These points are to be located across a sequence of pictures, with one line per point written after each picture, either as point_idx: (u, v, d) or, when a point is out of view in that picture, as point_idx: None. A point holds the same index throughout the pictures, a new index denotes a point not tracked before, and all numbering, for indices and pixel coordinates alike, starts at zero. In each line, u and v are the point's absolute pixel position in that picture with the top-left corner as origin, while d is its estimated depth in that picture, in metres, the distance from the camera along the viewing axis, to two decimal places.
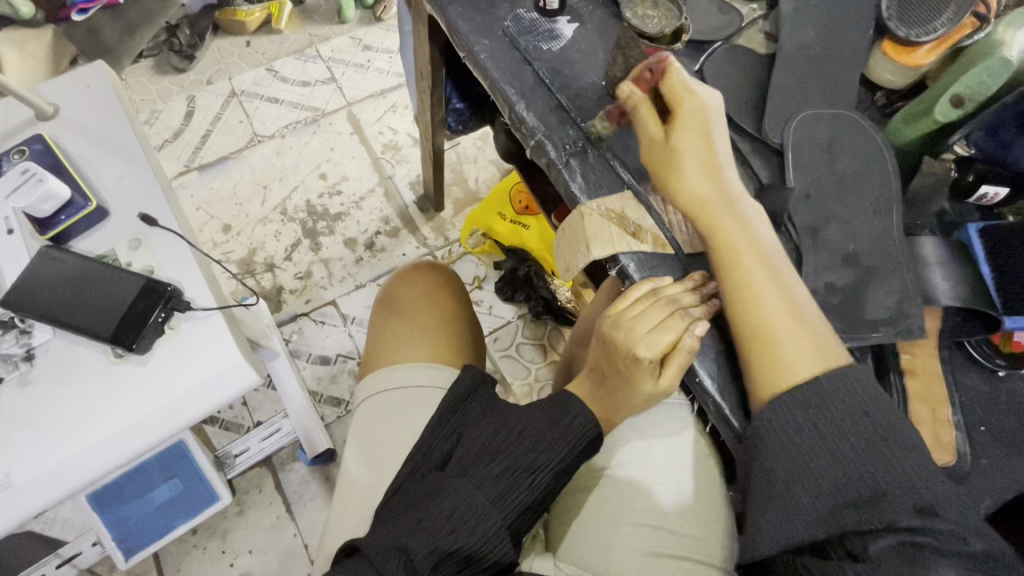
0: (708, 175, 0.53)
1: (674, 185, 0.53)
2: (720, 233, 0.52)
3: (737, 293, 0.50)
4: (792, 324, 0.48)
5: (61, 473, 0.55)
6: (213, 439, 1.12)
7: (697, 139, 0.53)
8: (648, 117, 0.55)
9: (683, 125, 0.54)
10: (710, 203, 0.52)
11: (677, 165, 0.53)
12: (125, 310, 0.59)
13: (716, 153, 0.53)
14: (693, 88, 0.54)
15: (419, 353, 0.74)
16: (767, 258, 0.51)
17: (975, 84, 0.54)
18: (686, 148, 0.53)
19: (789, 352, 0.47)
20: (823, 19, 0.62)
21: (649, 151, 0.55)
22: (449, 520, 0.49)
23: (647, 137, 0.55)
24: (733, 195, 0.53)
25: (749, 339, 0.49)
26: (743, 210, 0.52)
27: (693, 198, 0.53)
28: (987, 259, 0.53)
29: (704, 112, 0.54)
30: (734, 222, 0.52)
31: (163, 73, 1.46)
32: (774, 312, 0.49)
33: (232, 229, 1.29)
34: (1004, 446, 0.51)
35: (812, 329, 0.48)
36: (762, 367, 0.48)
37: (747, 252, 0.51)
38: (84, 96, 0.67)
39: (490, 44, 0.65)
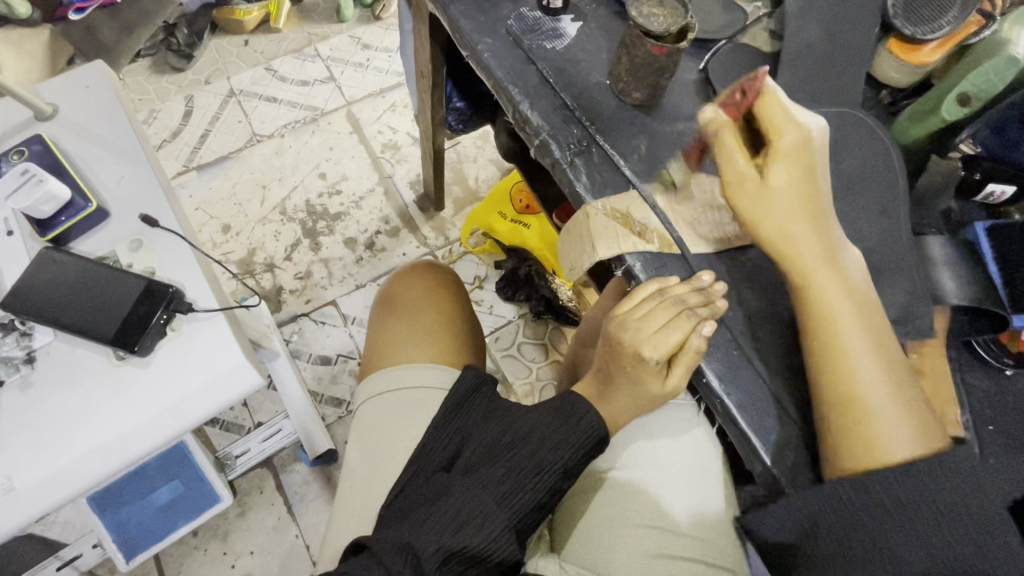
0: (806, 222, 0.49)
1: (768, 231, 0.50)
2: (816, 295, 0.50)
3: (831, 358, 0.48)
4: (888, 398, 0.47)
5: (62, 476, 0.54)
6: (213, 440, 1.12)
7: (798, 181, 0.49)
8: (736, 153, 0.50)
9: (784, 164, 0.49)
10: (807, 254, 0.50)
11: (774, 209, 0.49)
12: (126, 312, 0.58)
13: (816, 193, 0.49)
14: (795, 118, 0.49)
15: (419, 353, 0.73)
16: (864, 317, 0.49)
17: (981, 83, 0.55)
18: (784, 192, 0.49)
19: (888, 434, 0.46)
20: (830, 16, 0.61)
21: (739, 188, 0.50)
22: (454, 520, 0.49)
23: (736, 174, 0.50)
24: (831, 246, 0.50)
25: (844, 413, 0.47)
26: (840, 262, 0.50)
27: (787, 247, 0.50)
28: (994, 258, 0.52)
29: (806, 147, 0.49)
30: (833, 285, 0.49)
31: (161, 72, 1.46)
32: (871, 387, 0.48)
33: (232, 229, 1.29)
34: (1010, 444, 0.51)
35: (908, 402, 0.47)
36: (859, 445, 0.46)
37: (845, 318, 0.49)
38: (84, 96, 0.67)
39: (493, 42, 0.65)
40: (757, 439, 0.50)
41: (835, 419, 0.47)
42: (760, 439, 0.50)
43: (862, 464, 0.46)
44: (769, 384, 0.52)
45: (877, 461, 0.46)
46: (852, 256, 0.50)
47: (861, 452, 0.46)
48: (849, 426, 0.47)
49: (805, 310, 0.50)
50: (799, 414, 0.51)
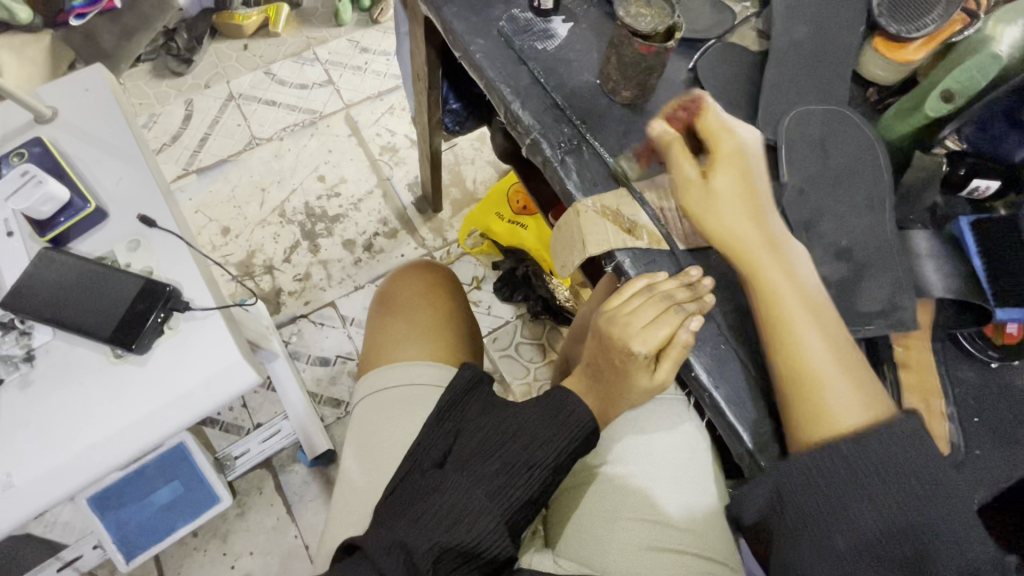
0: (750, 219, 0.52)
1: (716, 230, 0.53)
2: (763, 283, 0.51)
3: (779, 338, 0.50)
4: (836, 373, 0.48)
5: (61, 473, 0.55)
6: (213, 441, 1.12)
7: (738, 179, 0.53)
8: (683, 159, 0.54)
9: (724, 164, 0.53)
10: (753, 247, 0.52)
11: (719, 205, 0.53)
12: (123, 311, 0.59)
13: (758, 191, 0.53)
14: (731, 128, 0.55)
15: (416, 352, 0.74)
16: (808, 298, 0.51)
17: (964, 79, 0.56)
18: (728, 192, 0.53)
19: (838, 406, 0.48)
20: (816, 15, 0.62)
21: (686, 187, 0.54)
22: (447, 517, 0.49)
23: (683, 179, 0.54)
24: (774, 239, 0.52)
25: (795, 393, 0.48)
26: (784, 252, 0.52)
27: (736, 241, 0.52)
28: (979, 252, 0.53)
29: (744, 151, 0.54)
30: (778, 271, 0.51)
31: (162, 76, 1.47)
32: (819, 364, 0.49)
33: (232, 231, 1.30)
34: (997, 436, 0.51)
35: (856, 374, 0.49)
36: (811, 418, 0.48)
37: (791, 302, 0.50)
38: (83, 99, 0.68)
39: (485, 43, 0.66)
40: (746, 432, 0.50)
41: (787, 398, 0.49)
42: (748, 432, 0.50)
43: (816, 433, 0.47)
44: (756, 377, 0.52)
45: (832, 431, 0.47)
46: (796, 246, 0.52)
47: (815, 426, 0.47)
48: (801, 404, 0.48)
49: (755, 298, 0.52)
50: None
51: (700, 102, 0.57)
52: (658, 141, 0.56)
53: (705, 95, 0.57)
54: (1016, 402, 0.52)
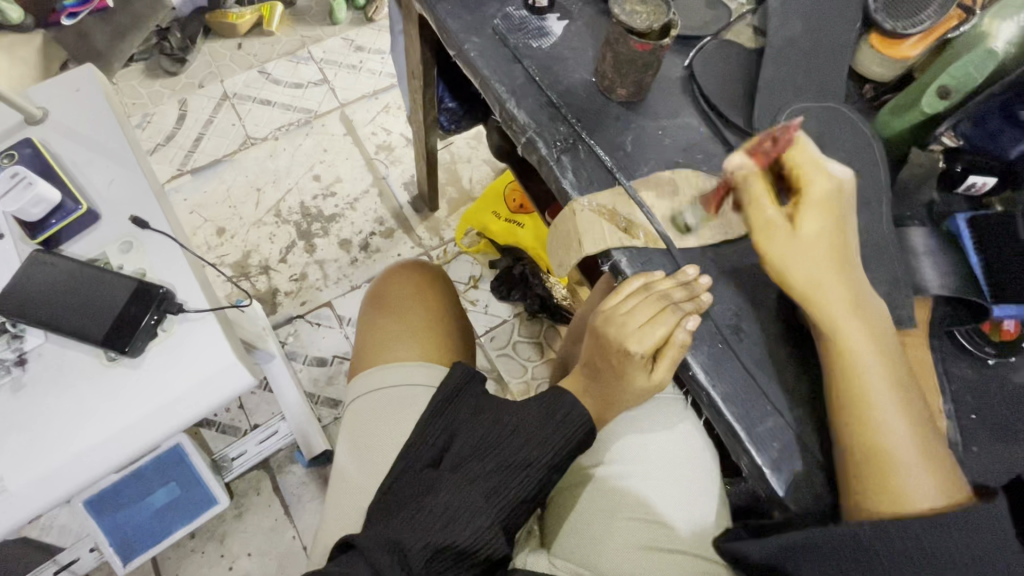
0: (836, 271, 0.50)
1: (796, 279, 0.50)
2: (844, 342, 0.49)
3: (855, 401, 0.48)
4: (912, 447, 0.47)
5: (54, 477, 0.55)
6: (210, 442, 1.12)
7: (826, 228, 0.50)
8: (767, 201, 0.51)
9: (812, 211, 0.50)
10: (836, 303, 0.49)
11: (802, 256, 0.50)
12: (116, 315, 0.58)
13: (843, 242, 0.50)
14: (823, 169, 0.51)
15: (408, 352, 0.74)
16: (887, 362, 0.49)
17: (961, 76, 0.55)
18: (815, 241, 0.50)
19: (911, 481, 0.46)
20: (811, 12, 0.62)
21: (769, 231, 0.50)
22: (442, 517, 0.49)
23: (766, 221, 0.51)
24: (856, 295, 0.50)
25: (869, 466, 0.47)
26: (866, 309, 0.50)
27: (816, 291, 0.49)
28: (975, 248, 0.54)
29: (836, 197, 0.51)
30: (860, 332, 0.49)
31: (155, 76, 1.46)
32: (896, 437, 0.47)
33: (227, 231, 1.29)
34: (992, 432, 0.51)
35: (930, 449, 0.47)
36: (882, 491, 0.46)
37: (870, 365, 0.49)
38: (73, 99, 0.67)
39: (480, 41, 0.65)
40: (743, 431, 0.50)
41: (856, 468, 0.47)
42: (746, 431, 0.50)
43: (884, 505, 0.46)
44: (753, 375, 0.52)
45: (903, 509, 0.46)
46: (875, 304, 0.50)
47: (883, 499, 0.46)
48: (874, 479, 0.46)
49: (829, 355, 0.50)
50: (783, 404, 0.51)
51: (791, 134, 0.52)
52: (739, 178, 0.52)
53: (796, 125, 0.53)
54: (1012, 399, 0.52)
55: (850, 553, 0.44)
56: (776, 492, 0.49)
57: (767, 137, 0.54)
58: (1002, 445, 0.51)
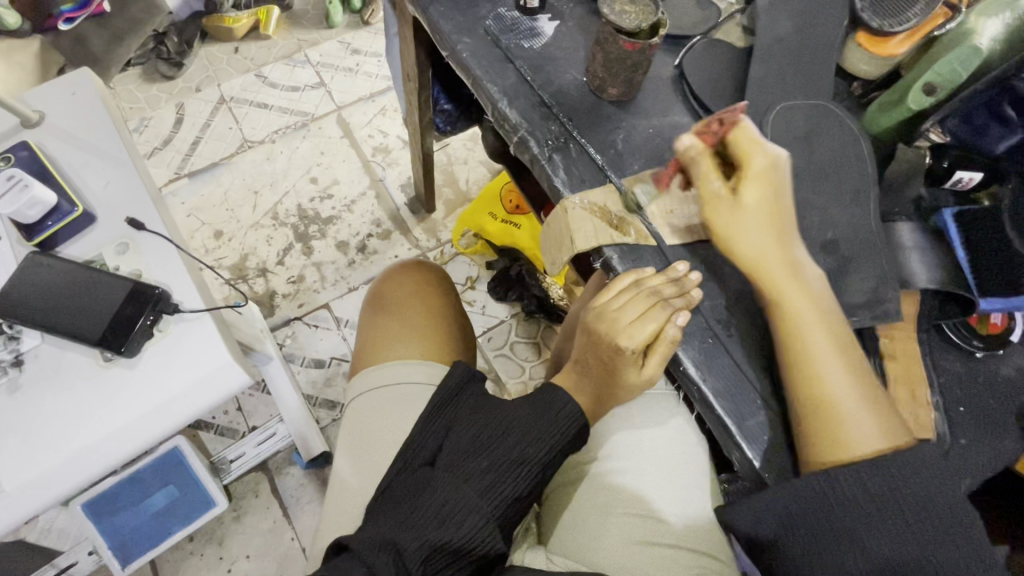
0: (777, 240, 0.51)
1: (742, 250, 0.51)
2: (786, 309, 0.50)
3: (795, 358, 0.49)
4: (856, 400, 0.48)
5: (51, 478, 0.55)
6: (208, 445, 1.12)
7: (767, 199, 0.51)
8: (712, 175, 0.52)
9: (754, 182, 0.51)
10: (778, 272, 0.51)
11: (745, 226, 0.51)
12: (112, 315, 0.59)
13: (784, 212, 0.52)
14: (762, 142, 0.52)
15: (407, 350, 0.74)
16: (829, 323, 0.50)
17: (946, 73, 0.56)
18: (755, 211, 0.51)
19: (854, 432, 0.47)
20: (799, 11, 0.63)
21: (713, 204, 0.52)
22: (437, 515, 0.49)
23: (710, 195, 0.52)
24: (797, 263, 0.51)
25: (814, 422, 0.48)
26: (804, 276, 0.51)
27: (759, 258, 0.51)
28: (962, 243, 0.54)
29: (775, 168, 0.52)
30: (801, 297, 0.50)
31: (152, 80, 1.47)
32: (840, 393, 0.48)
33: (225, 234, 1.29)
34: (980, 424, 0.52)
35: (876, 401, 0.48)
36: (827, 442, 0.47)
37: (813, 328, 0.49)
38: (70, 103, 0.68)
39: (472, 42, 0.66)
40: (734, 425, 0.51)
41: (801, 423, 0.48)
42: (737, 425, 0.50)
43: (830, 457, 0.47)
44: (744, 369, 0.53)
45: (849, 458, 0.47)
46: (815, 271, 0.51)
47: (830, 450, 0.47)
48: (818, 433, 0.47)
49: (774, 319, 0.51)
50: (775, 399, 0.52)
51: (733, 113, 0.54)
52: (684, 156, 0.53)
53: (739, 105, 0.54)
54: (1001, 392, 0.53)
55: (823, 513, 0.45)
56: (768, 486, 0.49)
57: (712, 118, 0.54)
58: (991, 438, 0.51)
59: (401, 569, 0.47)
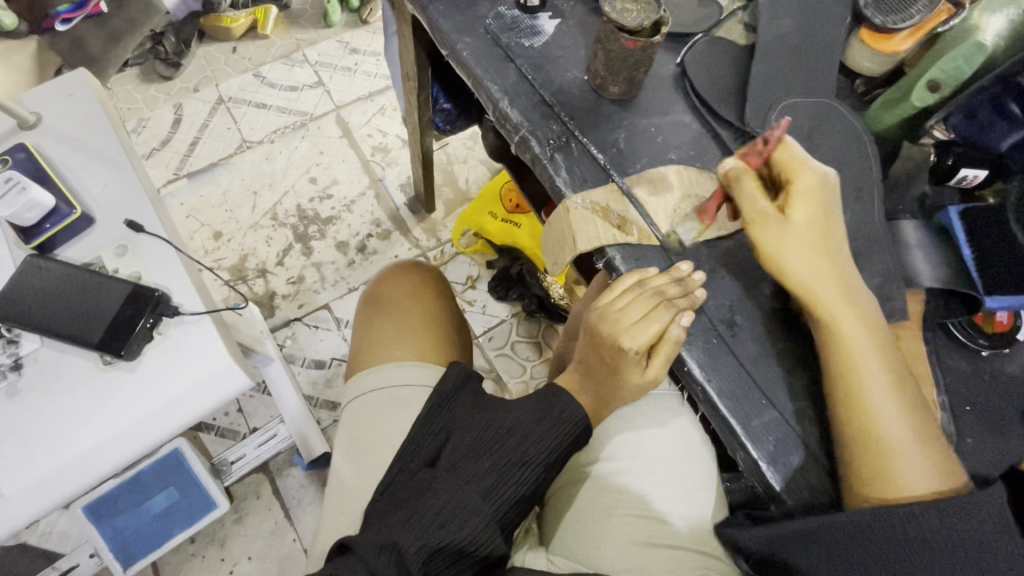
0: (827, 263, 0.51)
1: (792, 270, 0.50)
2: (839, 334, 0.49)
3: (847, 388, 0.49)
4: (906, 431, 0.48)
5: (50, 482, 0.55)
6: (209, 446, 1.12)
7: (816, 219, 0.51)
8: (758, 195, 0.52)
9: (801, 202, 0.51)
10: (830, 296, 0.50)
11: (793, 246, 0.51)
12: (111, 318, 0.58)
13: (831, 232, 0.51)
14: (810, 163, 0.52)
15: (404, 351, 0.74)
16: (880, 351, 0.49)
17: (951, 70, 0.56)
18: (803, 231, 0.51)
19: (907, 467, 0.47)
20: (801, 8, 0.62)
21: (761, 223, 0.52)
22: (439, 516, 0.49)
23: (757, 214, 0.52)
24: (848, 285, 0.51)
25: (865, 453, 0.47)
26: (855, 299, 0.50)
27: (810, 282, 0.50)
28: (968, 241, 0.54)
29: (822, 187, 0.52)
30: (854, 321, 0.49)
31: (150, 81, 1.46)
32: (890, 423, 0.48)
33: (224, 235, 1.29)
34: (986, 423, 0.51)
35: (924, 429, 0.48)
36: (879, 476, 0.46)
37: (864, 352, 0.49)
38: (67, 105, 0.67)
39: (472, 41, 0.65)
40: (739, 426, 0.50)
41: (853, 456, 0.47)
42: (741, 426, 0.50)
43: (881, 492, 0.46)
44: (748, 370, 0.52)
45: (900, 494, 0.46)
46: (864, 294, 0.51)
47: (880, 484, 0.46)
48: (870, 464, 0.47)
49: (824, 345, 0.50)
50: (779, 399, 0.52)
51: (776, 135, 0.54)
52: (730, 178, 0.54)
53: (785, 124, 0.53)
54: (1006, 391, 0.53)
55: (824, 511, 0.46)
56: (773, 487, 0.49)
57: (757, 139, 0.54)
58: (997, 436, 0.51)
59: (402, 571, 0.46)
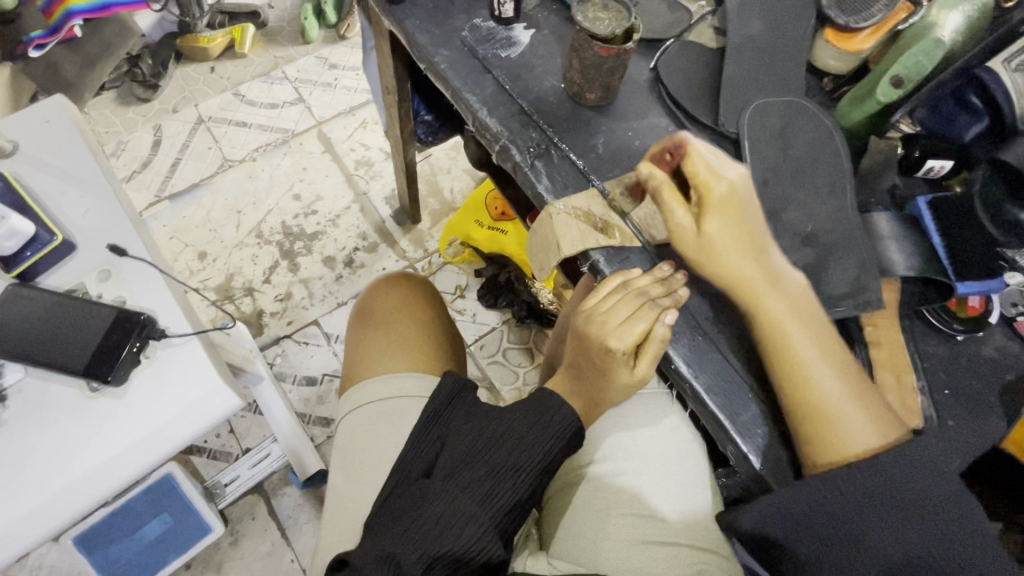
0: (753, 257, 0.52)
1: (721, 269, 0.53)
2: (765, 313, 0.51)
3: (783, 367, 0.50)
4: (848, 402, 0.48)
5: (40, 514, 0.54)
6: (201, 469, 1.10)
7: (732, 223, 0.53)
8: (673, 204, 0.54)
9: (717, 211, 0.53)
10: (754, 282, 0.52)
11: (717, 250, 0.53)
12: (97, 344, 0.58)
13: (752, 231, 0.53)
14: (718, 169, 0.54)
15: (395, 363, 0.74)
16: (813, 329, 0.51)
17: (910, 65, 0.58)
18: (722, 236, 0.53)
19: (850, 434, 0.48)
20: (767, 12, 0.65)
21: (681, 236, 0.53)
22: (436, 526, 0.49)
23: (675, 224, 0.54)
24: (774, 271, 0.52)
25: (804, 420, 0.49)
26: (785, 286, 0.52)
27: (735, 278, 0.52)
28: (938, 229, 0.56)
29: (734, 196, 0.53)
30: (780, 304, 0.51)
31: (127, 103, 1.45)
32: (827, 389, 0.49)
33: (208, 255, 1.28)
34: (967, 406, 0.53)
35: (864, 397, 0.49)
36: (825, 447, 0.48)
37: (793, 327, 0.51)
38: (43, 131, 0.67)
39: (450, 54, 0.66)
40: (727, 419, 0.51)
41: (800, 431, 0.49)
42: (729, 419, 0.51)
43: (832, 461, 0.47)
44: (734, 366, 0.53)
45: (845, 460, 0.47)
46: (795, 276, 0.53)
47: (826, 454, 0.48)
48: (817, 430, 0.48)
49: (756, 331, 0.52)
50: (765, 391, 0.53)
51: (683, 145, 0.55)
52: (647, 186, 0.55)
53: (685, 135, 0.56)
54: (983, 373, 0.54)
55: (823, 518, 0.46)
56: (763, 478, 0.50)
57: (664, 150, 0.57)
58: (978, 418, 0.52)
59: None
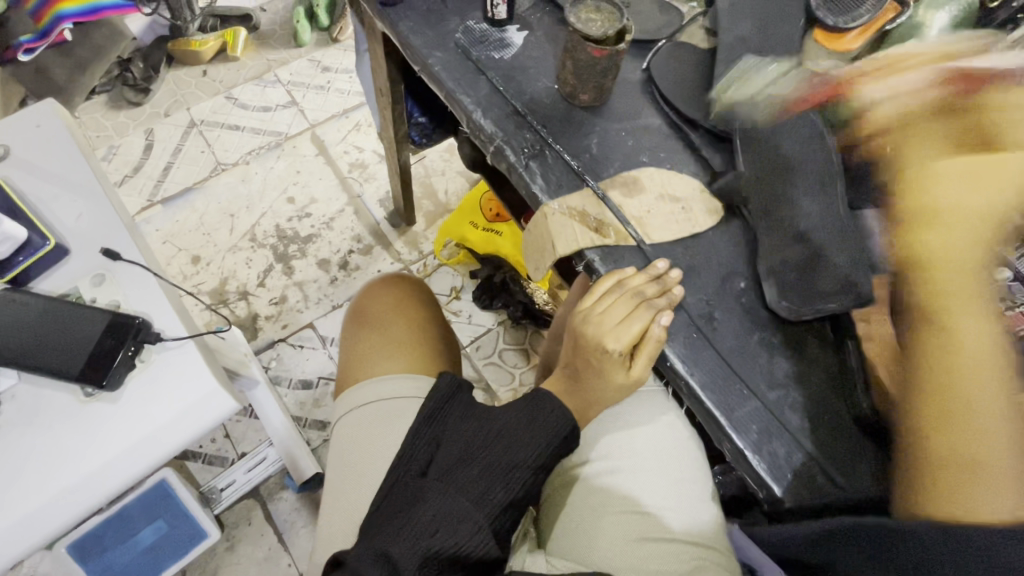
0: (981, 251, 0.46)
1: (927, 245, 0.47)
2: (956, 327, 0.45)
3: (943, 396, 0.44)
4: (1013, 464, 0.41)
5: (33, 521, 0.53)
6: (196, 474, 1.10)
7: (987, 200, 0.47)
8: (933, 145, 0.51)
9: (970, 176, 0.47)
10: (962, 278, 0.46)
11: (954, 224, 0.47)
12: (91, 348, 0.58)
13: (997, 226, 0.47)
14: None
15: (392, 365, 0.74)
16: (995, 373, 0.43)
17: (896, 66, 0.59)
18: (959, 205, 0.47)
19: (998, 495, 0.40)
20: (757, 13, 0.66)
21: (918, 185, 0.49)
22: (430, 525, 0.49)
23: (914, 173, 0.50)
24: (980, 288, 0.46)
25: (939, 457, 0.43)
26: (984, 311, 0.45)
27: (939, 266, 0.47)
28: None
29: (1007, 167, 0.47)
30: (972, 327, 0.45)
31: (118, 107, 1.45)
32: (995, 440, 0.42)
33: (202, 259, 1.27)
34: None
35: None
36: (952, 495, 0.42)
37: (977, 362, 0.44)
38: (34, 135, 0.66)
39: (443, 56, 0.67)
40: (722, 415, 0.52)
41: (931, 469, 0.43)
42: (724, 415, 0.52)
43: (950, 512, 0.42)
44: (727, 362, 0.54)
45: (972, 517, 0.41)
46: (992, 306, 0.46)
47: (951, 502, 0.42)
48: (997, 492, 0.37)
49: (932, 348, 0.46)
50: (760, 387, 0.53)
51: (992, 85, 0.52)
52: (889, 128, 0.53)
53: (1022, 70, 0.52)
54: None
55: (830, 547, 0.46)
56: (759, 474, 0.50)
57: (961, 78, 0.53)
58: None
59: None
